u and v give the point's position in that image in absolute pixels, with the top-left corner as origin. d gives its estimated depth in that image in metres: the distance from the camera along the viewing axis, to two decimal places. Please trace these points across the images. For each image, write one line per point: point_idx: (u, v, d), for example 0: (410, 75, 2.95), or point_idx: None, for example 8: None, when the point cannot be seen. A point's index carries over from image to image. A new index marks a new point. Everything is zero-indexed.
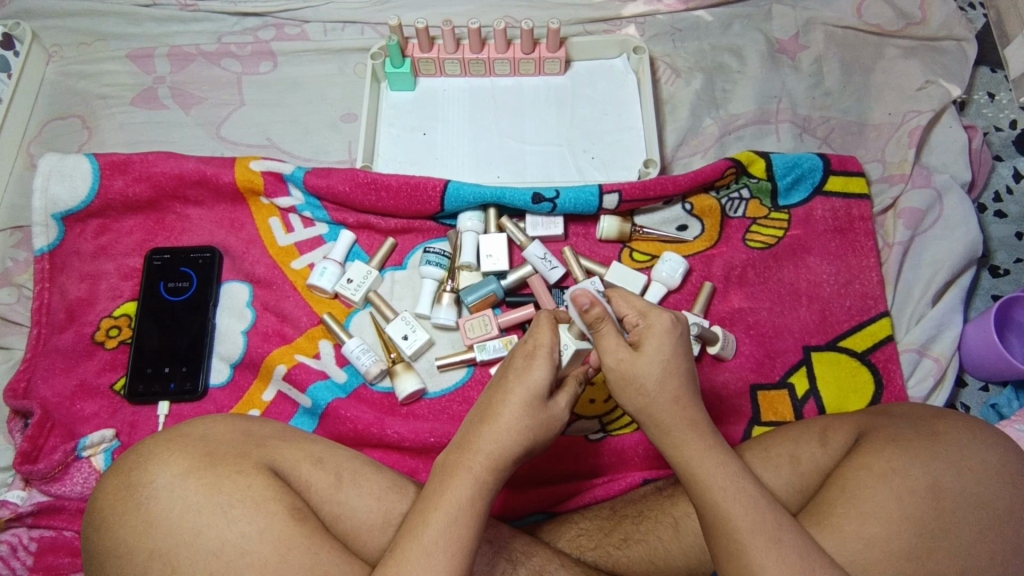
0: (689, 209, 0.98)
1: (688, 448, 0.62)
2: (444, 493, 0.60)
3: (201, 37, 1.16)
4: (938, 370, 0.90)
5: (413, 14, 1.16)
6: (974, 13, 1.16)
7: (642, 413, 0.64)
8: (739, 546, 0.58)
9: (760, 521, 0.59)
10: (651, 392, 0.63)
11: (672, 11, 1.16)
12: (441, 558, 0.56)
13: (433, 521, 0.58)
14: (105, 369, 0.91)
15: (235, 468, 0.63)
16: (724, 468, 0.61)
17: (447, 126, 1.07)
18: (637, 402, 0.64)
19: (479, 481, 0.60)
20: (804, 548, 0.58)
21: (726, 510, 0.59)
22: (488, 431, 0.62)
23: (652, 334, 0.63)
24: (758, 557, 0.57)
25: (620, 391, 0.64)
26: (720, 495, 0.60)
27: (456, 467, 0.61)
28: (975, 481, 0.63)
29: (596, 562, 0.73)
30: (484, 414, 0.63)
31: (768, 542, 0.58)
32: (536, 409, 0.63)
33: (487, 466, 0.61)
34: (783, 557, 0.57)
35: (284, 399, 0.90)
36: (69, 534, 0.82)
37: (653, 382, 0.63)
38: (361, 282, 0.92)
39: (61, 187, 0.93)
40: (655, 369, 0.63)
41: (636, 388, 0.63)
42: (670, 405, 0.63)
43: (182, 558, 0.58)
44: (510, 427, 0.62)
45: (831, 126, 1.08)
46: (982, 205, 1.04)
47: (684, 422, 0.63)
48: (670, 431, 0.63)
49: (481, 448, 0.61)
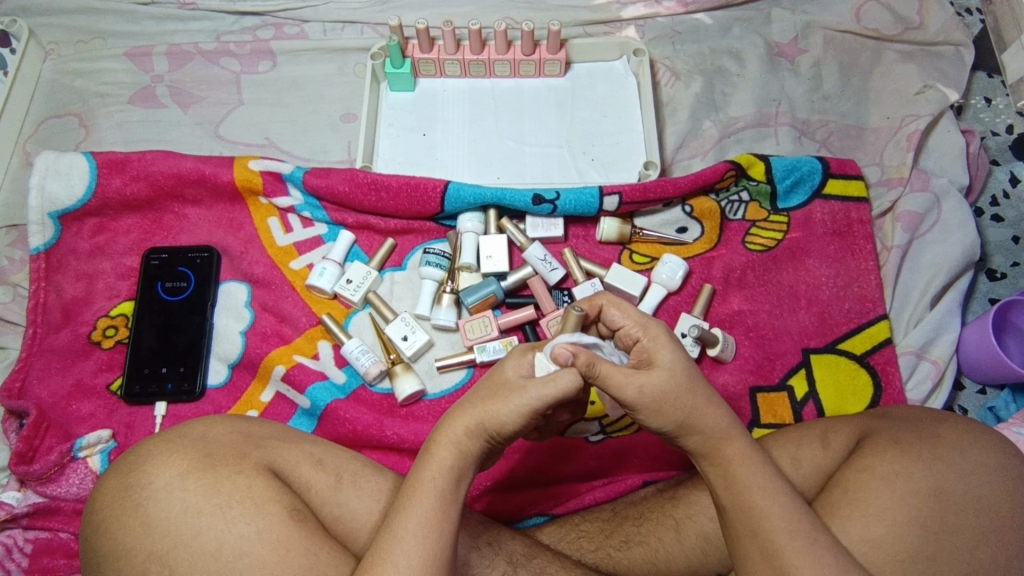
0: (689, 211, 0.98)
1: (729, 449, 0.62)
2: (417, 480, 0.60)
3: (200, 36, 1.16)
4: (936, 373, 0.90)
5: (414, 14, 1.16)
6: (971, 19, 1.17)
7: (681, 427, 0.62)
8: (774, 547, 0.58)
9: (797, 522, 0.59)
10: (688, 401, 0.61)
11: (673, 13, 1.16)
12: (418, 548, 0.56)
13: (407, 511, 0.58)
14: (101, 369, 0.90)
15: (234, 468, 0.62)
16: (762, 469, 0.61)
17: (447, 127, 1.07)
18: (676, 417, 0.61)
19: (445, 465, 0.60)
20: (837, 549, 0.58)
21: (763, 510, 0.59)
22: (457, 418, 0.62)
23: (661, 346, 0.63)
24: (794, 558, 0.57)
25: (655, 414, 0.61)
26: (758, 496, 0.60)
27: (426, 450, 0.61)
28: (978, 484, 0.63)
29: (597, 564, 0.73)
30: (455, 404, 0.64)
31: (804, 543, 0.58)
32: (496, 388, 0.62)
33: (450, 448, 0.61)
34: (818, 558, 0.57)
35: (282, 400, 0.89)
36: (66, 536, 0.81)
37: (683, 393, 0.61)
38: (360, 282, 0.91)
39: (57, 186, 0.93)
40: (680, 380, 0.61)
41: (669, 404, 0.61)
42: (706, 407, 0.62)
43: (180, 560, 0.58)
44: (468, 405, 0.62)
45: (829, 129, 1.09)
46: (979, 209, 1.04)
47: (723, 424, 0.62)
48: (711, 435, 0.62)
49: (450, 431, 0.61)
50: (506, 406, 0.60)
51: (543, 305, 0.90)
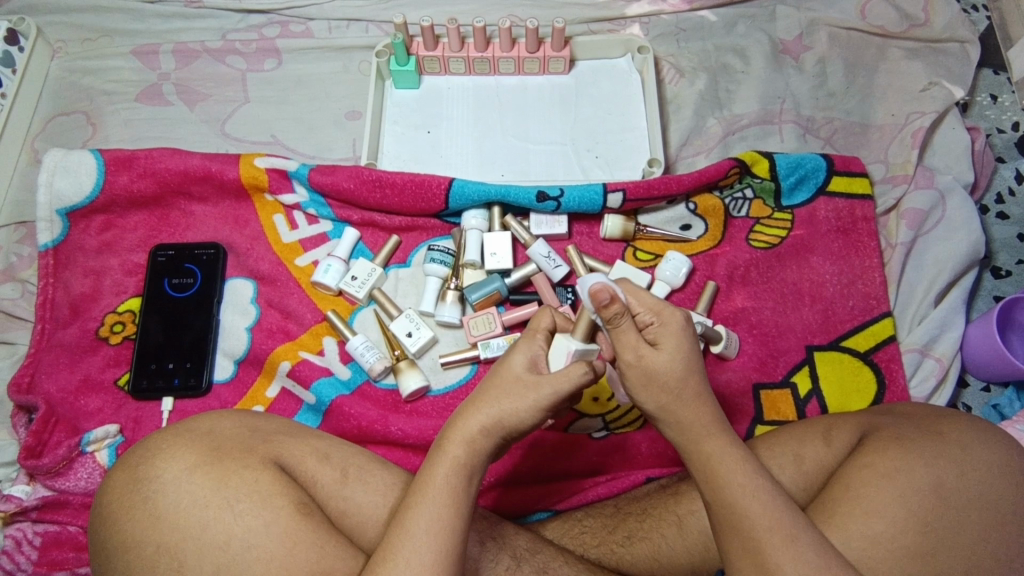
0: (693, 208, 0.98)
1: (708, 445, 0.62)
2: (427, 476, 0.60)
3: (206, 34, 1.16)
4: (940, 371, 0.90)
5: (419, 12, 1.16)
6: (978, 15, 1.16)
7: (663, 411, 0.63)
8: (756, 543, 0.58)
9: (778, 520, 0.59)
10: (675, 389, 0.62)
11: (677, 11, 1.16)
12: (427, 544, 0.57)
13: (416, 507, 0.58)
14: (109, 364, 0.91)
15: (242, 462, 0.63)
16: (744, 466, 0.61)
17: (452, 124, 1.08)
18: (659, 400, 0.62)
19: (455, 460, 0.60)
20: (823, 548, 0.58)
21: (745, 508, 0.59)
22: (473, 415, 0.62)
23: (670, 332, 0.62)
24: (776, 556, 0.58)
25: (641, 389, 0.63)
26: (739, 493, 0.60)
27: (438, 446, 0.62)
28: (979, 481, 0.64)
29: (599, 559, 0.73)
30: (468, 400, 0.64)
31: (785, 541, 0.58)
32: (509, 383, 0.63)
33: (463, 445, 0.61)
34: (800, 557, 0.57)
35: (288, 395, 0.90)
36: (74, 529, 0.81)
37: (676, 381, 0.62)
38: (365, 279, 0.92)
39: (65, 183, 0.93)
40: (676, 367, 0.62)
41: (658, 384, 0.62)
42: (693, 402, 0.63)
43: (189, 553, 0.58)
44: (483, 401, 0.62)
45: (834, 127, 1.08)
46: (984, 207, 1.04)
47: (703, 419, 0.63)
48: (691, 429, 0.63)
49: (463, 428, 0.62)
50: (525, 405, 0.61)
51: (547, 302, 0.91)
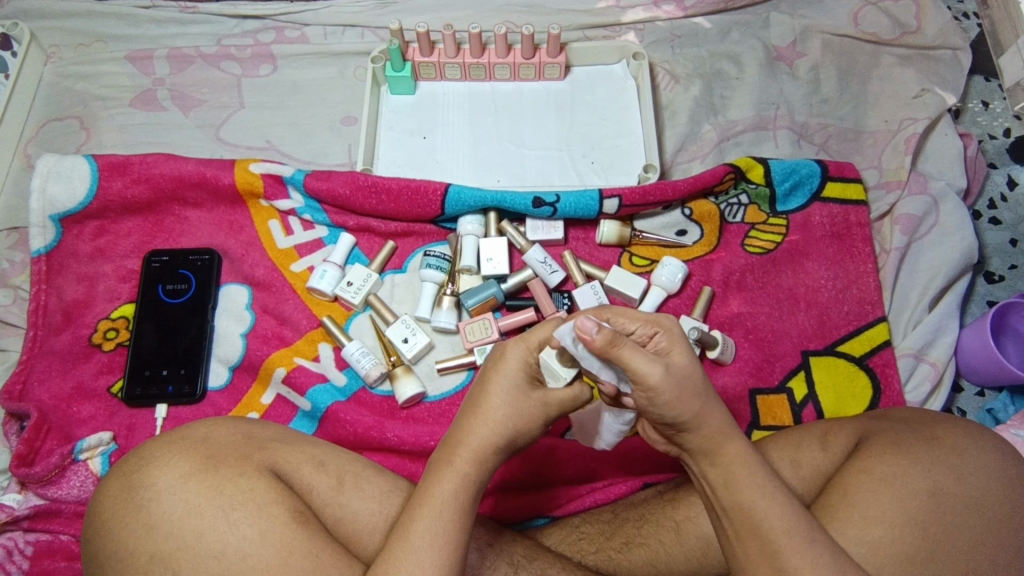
0: (689, 214, 0.99)
1: (729, 448, 0.62)
2: (431, 488, 0.59)
3: (201, 39, 1.16)
4: (935, 375, 0.90)
5: (414, 18, 1.16)
6: (969, 23, 1.17)
7: (697, 417, 0.60)
8: (773, 547, 0.58)
9: (795, 522, 0.59)
10: (701, 390, 0.60)
11: (672, 18, 1.16)
12: (429, 556, 0.56)
13: (420, 517, 0.58)
14: (102, 371, 0.90)
15: (237, 470, 0.62)
16: (760, 469, 0.61)
17: (448, 130, 1.08)
18: (694, 407, 0.60)
19: (464, 476, 0.60)
20: (834, 550, 0.59)
21: (762, 512, 0.59)
22: (481, 428, 0.62)
23: (675, 339, 0.60)
24: (792, 558, 0.58)
25: (676, 402, 0.59)
26: (757, 497, 0.60)
27: (445, 462, 0.61)
28: (977, 486, 0.64)
29: (598, 566, 0.73)
30: (469, 407, 0.64)
31: (803, 544, 0.58)
32: (515, 400, 0.62)
33: (474, 461, 0.61)
34: (815, 560, 0.58)
35: (284, 402, 0.89)
36: (66, 538, 0.81)
37: (699, 382, 0.60)
38: (361, 285, 0.92)
39: (58, 189, 0.93)
40: (694, 371, 0.60)
41: (689, 392, 0.59)
42: (715, 404, 0.62)
43: (184, 562, 0.58)
44: (486, 417, 0.62)
45: (828, 133, 1.09)
46: (977, 212, 1.05)
47: (725, 425, 0.62)
48: (715, 433, 0.61)
49: (471, 445, 0.61)
50: (531, 425, 0.63)
51: (545, 309, 0.90)
